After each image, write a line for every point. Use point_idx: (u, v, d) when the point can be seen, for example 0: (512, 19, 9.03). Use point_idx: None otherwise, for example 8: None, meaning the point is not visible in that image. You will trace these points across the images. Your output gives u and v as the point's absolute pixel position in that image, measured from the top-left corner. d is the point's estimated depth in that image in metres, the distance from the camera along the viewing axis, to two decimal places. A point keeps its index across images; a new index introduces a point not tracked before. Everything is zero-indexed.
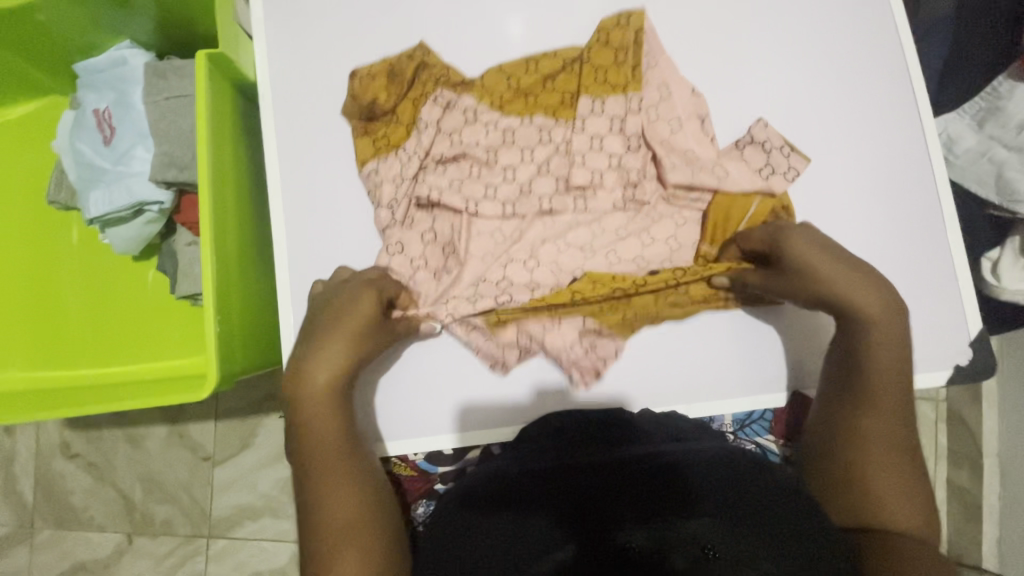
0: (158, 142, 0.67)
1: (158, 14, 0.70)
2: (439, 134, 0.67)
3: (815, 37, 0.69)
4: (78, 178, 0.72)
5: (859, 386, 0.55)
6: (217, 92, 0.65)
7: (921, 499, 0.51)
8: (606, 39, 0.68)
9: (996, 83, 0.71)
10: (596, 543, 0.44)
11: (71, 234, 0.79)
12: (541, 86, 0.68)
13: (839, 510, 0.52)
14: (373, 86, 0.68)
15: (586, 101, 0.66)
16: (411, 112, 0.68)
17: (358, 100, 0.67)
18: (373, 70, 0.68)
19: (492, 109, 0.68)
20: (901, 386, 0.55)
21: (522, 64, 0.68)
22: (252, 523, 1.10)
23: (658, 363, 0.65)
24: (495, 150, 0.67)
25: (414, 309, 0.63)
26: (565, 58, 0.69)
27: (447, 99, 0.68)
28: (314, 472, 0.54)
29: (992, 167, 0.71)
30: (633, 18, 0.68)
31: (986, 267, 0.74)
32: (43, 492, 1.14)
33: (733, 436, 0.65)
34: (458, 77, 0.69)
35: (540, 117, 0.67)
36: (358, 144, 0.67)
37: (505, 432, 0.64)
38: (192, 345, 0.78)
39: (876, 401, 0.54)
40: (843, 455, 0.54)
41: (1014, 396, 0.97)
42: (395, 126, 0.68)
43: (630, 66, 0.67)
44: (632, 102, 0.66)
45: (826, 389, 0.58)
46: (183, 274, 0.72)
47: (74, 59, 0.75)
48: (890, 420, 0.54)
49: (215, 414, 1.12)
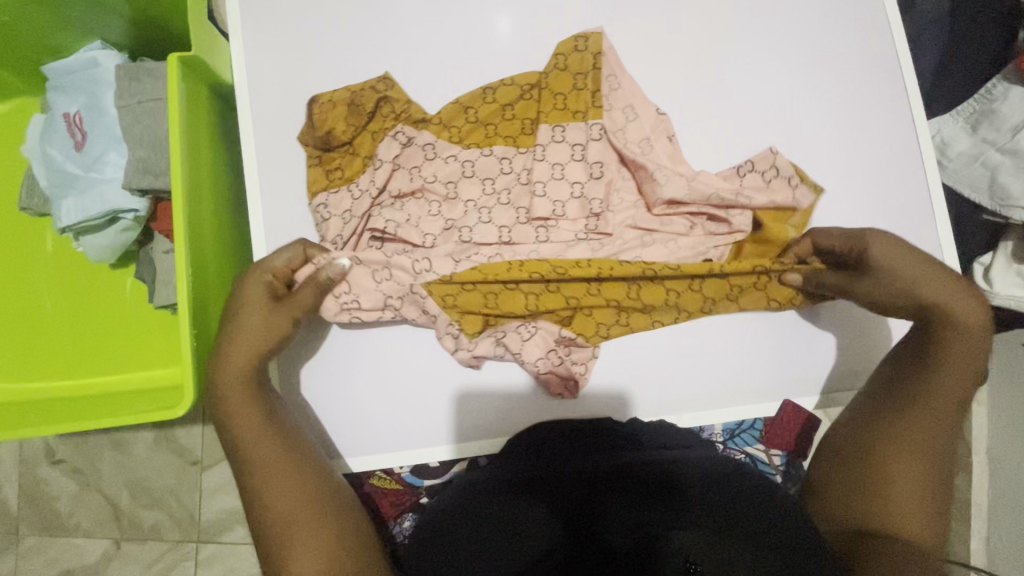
0: (132, 148, 0.65)
1: (130, 14, 0.68)
2: (396, 170, 0.64)
3: (806, 37, 0.68)
4: (49, 184, 0.69)
5: (907, 388, 0.53)
6: (190, 98, 0.63)
7: (937, 517, 0.47)
8: (564, 63, 0.65)
9: (990, 85, 0.71)
10: (581, 537, 0.44)
11: (46, 240, 0.77)
12: (499, 115, 0.65)
13: (840, 504, 0.50)
14: (332, 115, 0.64)
15: (546, 129, 0.64)
16: (369, 145, 0.65)
17: (315, 129, 0.64)
18: (334, 98, 0.65)
19: (451, 142, 0.65)
20: (954, 396, 0.52)
21: (479, 94, 0.66)
22: (241, 528, 1.09)
23: (640, 366, 0.64)
24: (455, 183, 0.64)
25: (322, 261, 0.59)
26: (523, 83, 0.66)
27: (408, 134, 0.65)
28: (265, 460, 0.51)
29: (986, 172, 0.70)
30: (590, 40, 0.65)
31: (977, 272, 0.73)
32: (29, 498, 1.12)
33: (722, 444, 0.68)
34: (419, 113, 0.66)
35: (500, 146, 0.65)
36: (310, 174, 0.64)
37: (492, 444, 0.63)
38: (173, 355, 0.76)
39: (919, 404, 0.52)
40: (866, 451, 0.51)
41: (1003, 394, 0.98)
42: (352, 158, 0.65)
43: (590, 91, 0.64)
44: (592, 129, 0.63)
45: (875, 386, 0.56)
46: (160, 283, 0.70)
47: (44, 59, 0.73)
48: (930, 426, 0.51)
49: (202, 418, 1.11)
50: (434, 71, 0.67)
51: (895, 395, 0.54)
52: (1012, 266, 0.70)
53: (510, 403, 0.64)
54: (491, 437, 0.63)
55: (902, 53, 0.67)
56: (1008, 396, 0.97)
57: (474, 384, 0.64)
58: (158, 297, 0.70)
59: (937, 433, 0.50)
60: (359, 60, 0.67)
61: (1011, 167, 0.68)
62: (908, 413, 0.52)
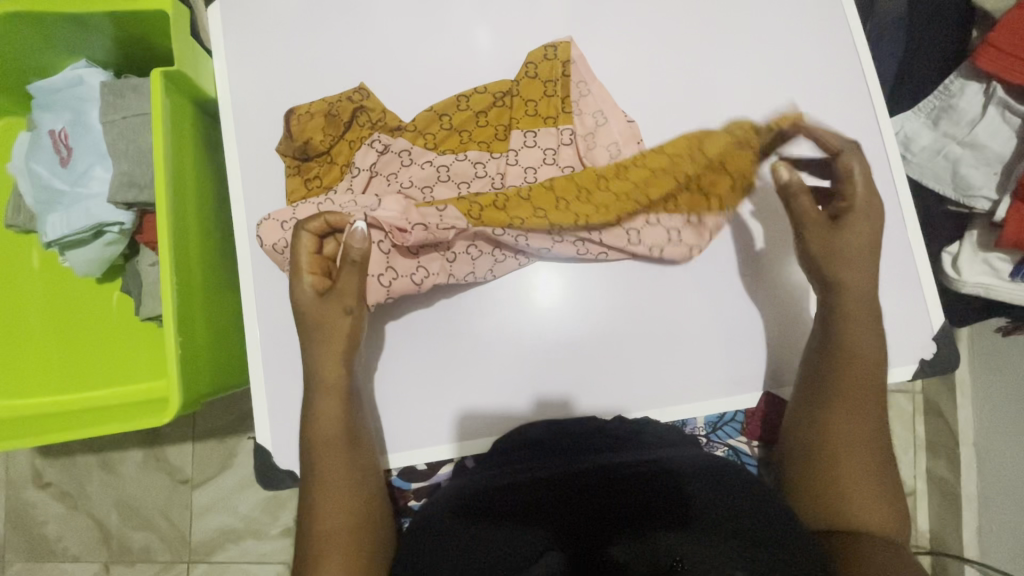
0: (118, 162, 0.66)
1: (115, 34, 0.69)
2: (374, 176, 0.66)
3: (772, 41, 0.70)
4: (35, 201, 0.71)
5: (831, 384, 0.59)
6: (174, 111, 0.64)
7: (894, 502, 0.55)
8: (535, 71, 0.67)
9: (948, 82, 0.74)
10: (588, 557, 0.43)
11: (32, 257, 0.78)
12: (472, 122, 0.67)
13: (815, 515, 0.56)
14: (310, 126, 0.66)
15: (519, 135, 0.66)
16: (347, 154, 0.67)
17: (292, 139, 0.66)
18: (312, 109, 0.67)
19: (427, 150, 0.66)
20: (870, 384, 0.59)
21: (453, 102, 0.67)
22: (233, 546, 1.08)
23: (616, 362, 0.65)
24: (431, 188, 0.65)
25: (282, 215, 0.63)
26: (495, 92, 0.68)
27: (384, 142, 0.66)
28: (317, 479, 0.57)
29: (948, 164, 0.74)
30: (559, 49, 0.67)
31: (946, 261, 0.76)
32: (15, 524, 1.10)
33: (705, 438, 0.68)
34: (396, 121, 0.67)
35: (474, 151, 0.66)
36: (289, 184, 0.66)
37: (480, 445, 0.64)
38: (161, 367, 0.77)
39: (843, 399, 0.58)
40: (818, 453, 0.58)
41: (985, 386, 0.99)
42: (330, 166, 0.67)
43: (560, 98, 0.67)
44: (564, 134, 0.66)
45: (802, 389, 0.61)
46: (147, 294, 0.71)
47: (31, 79, 0.74)
48: (852, 414, 0.58)
49: (191, 434, 1.10)
50: (412, 80, 0.69)
51: (822, 395, 0.59)
52: (977, 256, 0.73)
53: (503, 398, 0.64)
54: (478, 438, 0.64)
55: (863, 54, 0.70)
56: (991, 387, 0.98)
57: (488, 383, 0.64)
58: (145, 309, 0.71)
59: (864, 419, 0.58)
60: (339, 72, 0.69)
61: (971, 159, 0.72)
62: (840, 413, 0.58)
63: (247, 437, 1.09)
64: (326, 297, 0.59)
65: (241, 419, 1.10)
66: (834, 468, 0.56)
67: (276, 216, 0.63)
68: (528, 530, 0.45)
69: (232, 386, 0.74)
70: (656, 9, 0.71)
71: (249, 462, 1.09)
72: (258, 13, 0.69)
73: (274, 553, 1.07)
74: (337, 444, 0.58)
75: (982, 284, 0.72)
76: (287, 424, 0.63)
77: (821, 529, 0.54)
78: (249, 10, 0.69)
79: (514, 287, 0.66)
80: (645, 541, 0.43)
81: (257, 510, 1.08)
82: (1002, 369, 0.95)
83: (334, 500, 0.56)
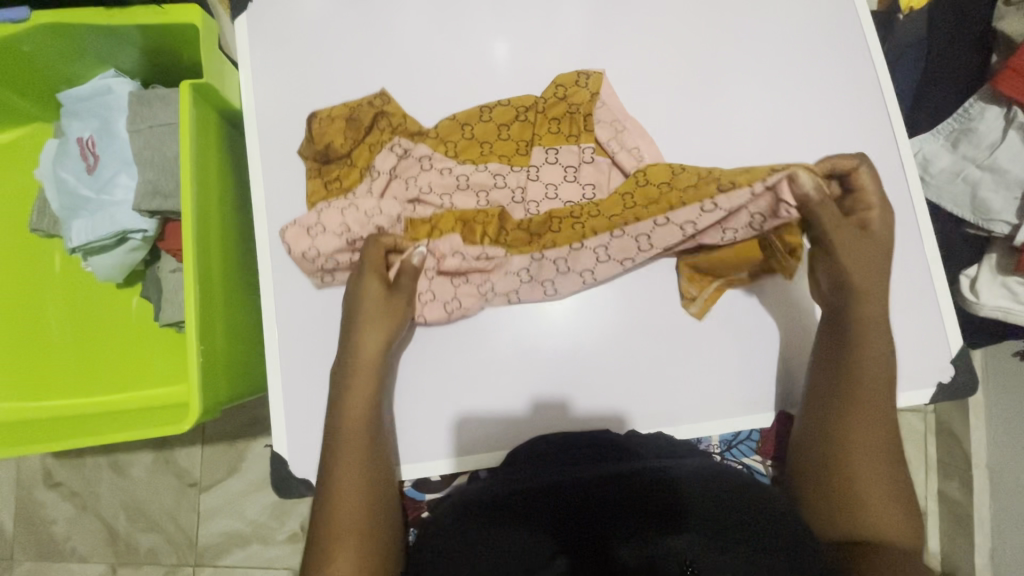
0: (143, 171, 0.68)
1: (143, 45, 0.70)
2: (393, 179, 0.66)
3: (791, 63, 0.71)
4: (61, 207, 0.72)
5: (842, 387, 0.58)
6: (200, 121, 0.65)
7: (909, 511, 0.54)
8: (564, 92, 0.68)
9: (968, 104, 0.74)
10: (592, 562, 0.44)
11: (54, 260, 0.79)
12: (494, 135, 0.68)
13: (832, 527, 0.54)
14: (330, 129, 0.67)
15: (541, 151, 0.67)
16: (366, 157, 0.68)
17: (313, 142, 0.67)
18: (333, 113, 0.68)
19: (447, 157, 0.67)
20: (881, 388, 0.58)
21: (475, 112, 0.68)
22: (240, 550, 1.08)
23: (634, 384, 0.65)
24: (450, 194, 0.65)
25: (309, 221, 0.64)
26: (518, 105, 0.68)
27: (404, 147, 0.67)
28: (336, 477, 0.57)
29: (967, 187, 0.74)
30: (591, 79, 0.68)
31: (964, 284, 0.76)
32: (24, 523, 1.11)
33: (720, 456, 0.68)
34: (416, 126, 0.69)
35: (495, 163, 0.67)
36: (310, 187, 0.67)
37: (493, 458, 0.64)
38: (178, 373, 0.77)
39: (856, 403, 0.57)
40: (828, 463, 0.56)
41: (1000, 408, 0.98)
42: (349, 169, 0.67)
43: (582, 115, 0.67)
44: (585, 152, 0.67)
45: (813, 390, 0.60)
46: (167, 301, 0.72)
47: (59, 87, 0.76)
48: (869, 425, 0.56)
49: (202, 438, 1.10)
50: (434, 95, 0.70)
51: (833, 396, 0.58)
52: (996, 279, 0.73)
53: (518, 412, 0.64)
54: (493, 451, 0.64)
55: (882, 76, 0.70)
56: (1005, 410, 0.97)
57: (500, 399, 0.64)
58: (165, 315, 0.72)
59: (876, 423, 0.56)
60: (363, 87, 0.70)
61: (991, 183, 0.72)
62: (850, 416, 0.57)
63: (257, 442, 1.10)
64: (385, 316, 0.61)
65: (251, 424, 1.10)
66: (846, 479, 0.55)
67: (297, 221, 0.64)
68: (529, 534, 0.46)
69: (249, 392, 0.75)
70: (676, 29, 0.71)
71: (258, 467, 1.09)
72: (285, 28, 0.70)
73: (280, 558, 1.08)
74: (357, 443, 0.58)
75: (1001, 308, 0.72)
76: (303, 434, 0.64)
77: (832, 539, 0.53)
78: (276, 24, 0.70)
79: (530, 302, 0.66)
80: (652, 546, 0.44)
81: (265, 515, 1.09)
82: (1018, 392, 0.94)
83: (346, 500, 0.56)
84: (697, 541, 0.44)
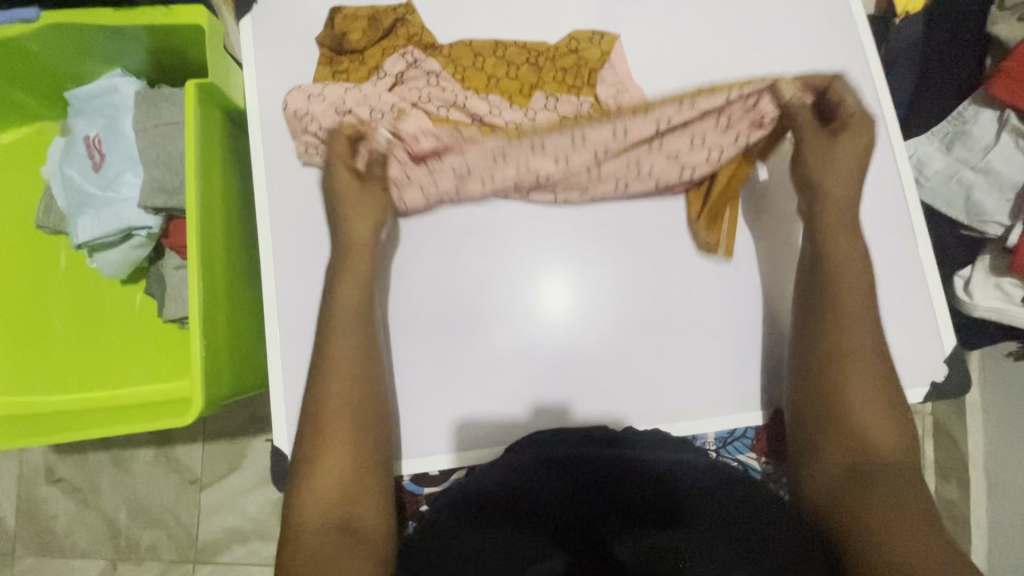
0: (148, 168, 0.69)
1: (150, 45, 0.72)
2: (396, 83, 0.69)
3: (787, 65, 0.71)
4: (68, 204, 0.73)
5: (826, 351, 0.58)
6: (206, 117, 0.66)
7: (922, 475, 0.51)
8: (576, 45, 0.70)
9: (961, 108, 0.75)
10: (589, 558, 0.45)
11: (60, 257, 0.80)
12: (502, 70, 0.70)
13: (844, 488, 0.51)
14: (352, 26, 0.71)
15: (541, 97, 0.69)
16: (377, 58, 0.71)
17: (331, 30, 0.70)
18: (358, 14, 0.71)
19: (454, 78, 0.69)
20: (872, 358, 0.57)
21: (491, 45, 0.70)
22: (240, 547, 1.09)
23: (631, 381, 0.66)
24: (445, 109, 0.68)
25: (309, 101, 0.67)
26: (531, 49, 0.70)
27: (414, 57, 0.69)
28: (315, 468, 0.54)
29: (961, 189, 0.74)
30: (605, 39, 0.70)
31: (958, 284, 0.76)
32: (26, 519, 1.12)
33: (716, 453, 0.66)
34: (431, 40, 0.71)
35: (496, 97, 0.69)
36: (318, 72, 0.70)
37: (490, 452, 0.65)
38: (180, 369, 0.78)
39: (844, 362, 0.57)
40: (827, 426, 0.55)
41: (996, 410, 0.99)
42: (359, 66, 0.70)
43: (589, 69, 0.69)
44: (583, 104, 0.69)
45: (802, 365, 0.59)
46: (171, 297, 0.73)
47: (66, 86, 0.77)
48: (862, 384, 0.56)
49: (203, 434, 1.11)
50: None
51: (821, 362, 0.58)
52: (989, 280, 0.74)
53: (517, 408, 0.65)
54: (491, 446, 0.65)
55: (878, 78, 0.71)
56: (1001, 412, 0.98)
57: (498, 394, 0.65)
58: (168, 311, 0.73)
59: (869, 382, 0.56)
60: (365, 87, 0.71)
61: (984, 185, 0.73)
62: (842, 375, 0.56)
63: (258, 439, 1.11)
64: (352, 187, 0.64)
65: (252, 421, 1.11)
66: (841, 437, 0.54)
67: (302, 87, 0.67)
68: (527, 531, 0.46)
69: (251, 387, 0.76)
70: (675, 30, 0.72)
71: (258, 464, 1.10)
72: (289, 29, 0.71)
73: None
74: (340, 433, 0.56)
75: (992, 309, 0.73)
76: None
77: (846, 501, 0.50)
78: (279, 25, 0.71)
79: (529, 298, 0.67)
80: (648, 540, 0.45)
81: (264, 511, 1.09)
82: (1013, 393, 0.95)
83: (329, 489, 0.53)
84: (689, 539, 0.45)
